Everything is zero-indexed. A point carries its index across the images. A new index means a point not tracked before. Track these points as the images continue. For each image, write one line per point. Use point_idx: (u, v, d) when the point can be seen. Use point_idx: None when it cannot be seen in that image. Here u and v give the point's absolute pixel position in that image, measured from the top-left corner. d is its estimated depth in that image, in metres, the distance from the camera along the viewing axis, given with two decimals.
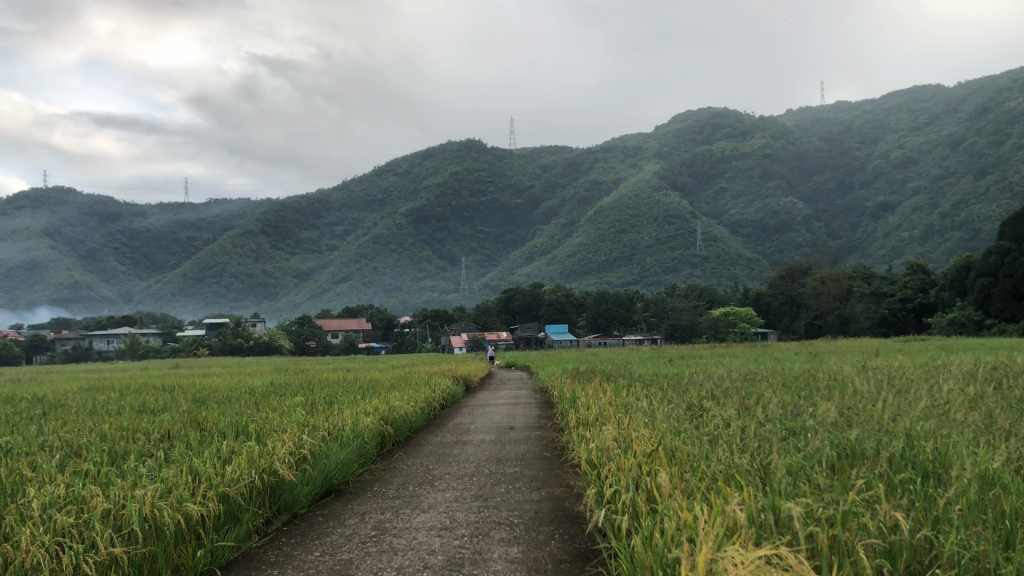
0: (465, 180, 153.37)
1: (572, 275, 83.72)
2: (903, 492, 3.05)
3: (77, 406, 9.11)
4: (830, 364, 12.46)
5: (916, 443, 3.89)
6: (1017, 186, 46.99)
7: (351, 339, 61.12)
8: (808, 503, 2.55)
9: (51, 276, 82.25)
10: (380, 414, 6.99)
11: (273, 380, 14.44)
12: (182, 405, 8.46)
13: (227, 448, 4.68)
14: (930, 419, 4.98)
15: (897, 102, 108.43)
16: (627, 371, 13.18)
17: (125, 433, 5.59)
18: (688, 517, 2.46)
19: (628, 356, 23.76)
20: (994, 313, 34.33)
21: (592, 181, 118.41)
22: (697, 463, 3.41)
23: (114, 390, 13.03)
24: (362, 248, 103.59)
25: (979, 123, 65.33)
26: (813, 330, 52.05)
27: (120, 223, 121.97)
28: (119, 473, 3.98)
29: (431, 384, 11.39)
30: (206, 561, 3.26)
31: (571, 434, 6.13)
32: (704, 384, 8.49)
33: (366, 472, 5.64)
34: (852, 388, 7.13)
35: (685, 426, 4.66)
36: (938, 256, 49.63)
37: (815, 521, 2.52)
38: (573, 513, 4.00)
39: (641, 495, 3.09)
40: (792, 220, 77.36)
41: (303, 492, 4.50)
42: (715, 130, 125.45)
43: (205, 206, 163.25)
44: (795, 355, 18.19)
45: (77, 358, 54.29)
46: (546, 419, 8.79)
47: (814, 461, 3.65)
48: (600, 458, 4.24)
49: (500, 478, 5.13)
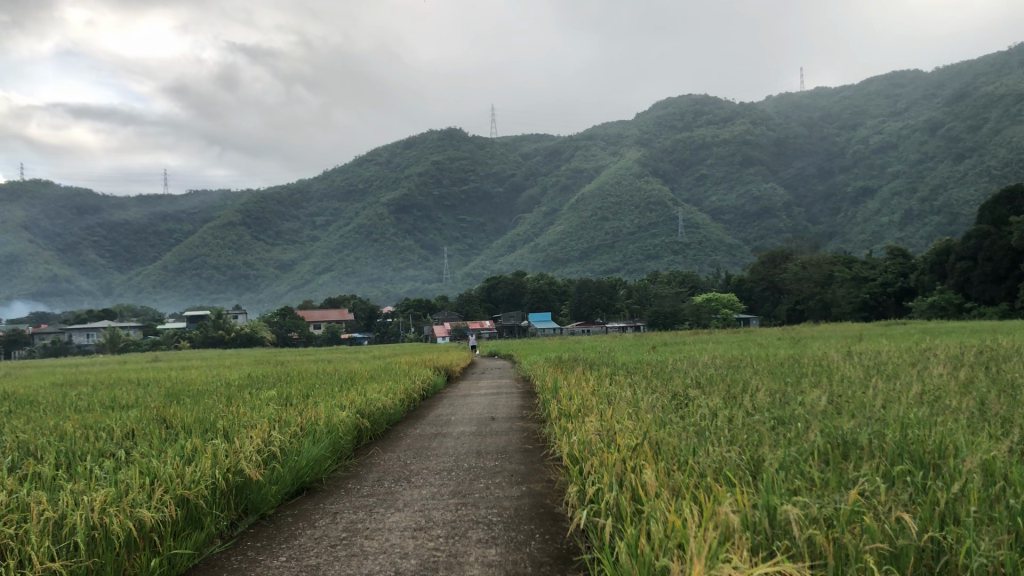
0: (447, 169, 152.95)
1: (553, 263, 83.48)
2: (906, 486, 2.93)
3: (44, 402, 8.86)
4: (817, 350, 12.35)
5: (914, 431, 3.77)
6: (994, 170, 47.45)
7: (334, 330, 60.79)
8: (806, 502, 2.38)
9: (29, 270, 81.37)
10: (356, 409, 6.77)
11: (250, 371, 14.21)
12: (153, 400, 8.18)
13: (189, 446, 4.43)
14: (920, 403, 4.89)
15: (875, 87, 108.75)
16: (611, 358, 13.01)
17: (85, 433, 5.32)
18: (691, 511, 2.36)
19: (612, 342, 23.68)
20: (974, 296, 34.53)
21: (574, 169, 118.27)
22: (682, 459, 3.23)
23: (87, 384, 12.73)
24: (344, 238, 102.94)
25: (957, 107, 65.47)
26: (794, 315, 52.25)
27: (98, 215, 120.57)
28: (72, 479, 3.73)
29: (410, 376, 11.11)
30: (156, 565, 3.04)
31: (553, 424, 5.95)
32: (687, 372, 8.28)
33: (339, 469, 5.43)
34: (837, 375, 6.98)
35: (672, 417, 4.46)
36: (917, 240, 49.96)
37: (816, 523, 2.36)
38: (552, 510, 3.84)
39: (624, 494, 2.89)
40: (773, 206, 77.68)
41: (272, 491, 4.26)
42: (696, 116, 125.16)
43: (186, 198, 161.90)
44: (781, 340, 18.09)
45: (55, 352, 53.69)
46: (528, 409, 8.55)
47: (807, 454, 3.49)
48: (582, 453, 4.04)
49: (480, 472, 4.94)
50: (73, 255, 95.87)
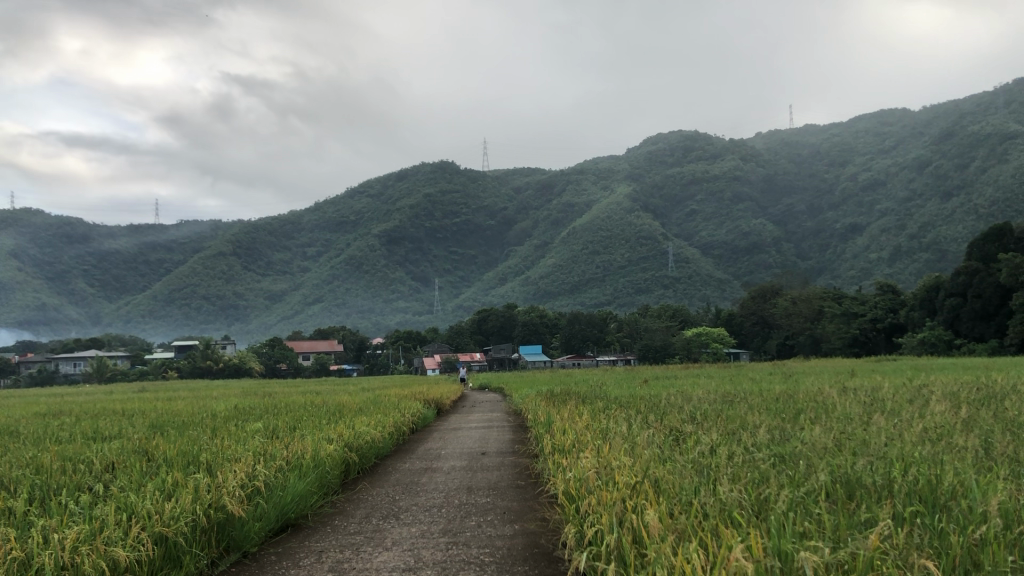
0: (439, 201, 153.26)
1: (545, 296, 83.46)
2: (919, 527, 2.85)
3: (22, 433, 8.65)
4: (811, 385, 12.19)
5: (924, 470, 3.64)
6: (981, 208, 47.92)
7: (323, 362, 60.42)
8: (811, 552, 2.28)
9: (17, 298, 80.80)
10: (344, 442, 6.62)
11: (234, 403, 13.93)
12: (138, 432, 7.99)
13: (171, 481, 4.27)
14: (925, 442, 4.77)
15: (864, 125, 109.76)
16: (603, 392, 12.82)
17: (64, 464, 5.14)
18: (699, 552, 2.29)
19: (603, 376, 23.42)
20: (963, 332, 34.57)
21: (565, 204, 118.70)
22: (683, 499, 3.10)
23: (69, 415, 12.42)
24: (335, 270, 102.86)
25: (944, 145, 66.04)
26: (784, 350, 52.38)
27: (88, 243, 119.98)
28: (45, 512, 3.58)
29: (401, 409, 10.90)
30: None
31: (546, 460, 5.80)
32: (682, 407, 8.11)
33: (326, 504, 5.26)
34: (833, 412, 6.85)
35: (670, 454, 4.35)
36: (906, 276, 50.17)
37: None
38: (547, 550, 3.71)
39: (625, 536, 2.76)
40: (763, 241, 77.97)
41: (255, 529, 4.07)
42: (686, 152, 125.85)
43: (176, 228, 161.43)
44: (773, 376, 17.98)
45: (41, 381, 53.20)
46: (520, 444, 8.40)
47: (813, 495, 3.33)
48: (579, 491, 3.90)
49: (472, 510, 4.79)
50: (62, 283, 95.21)
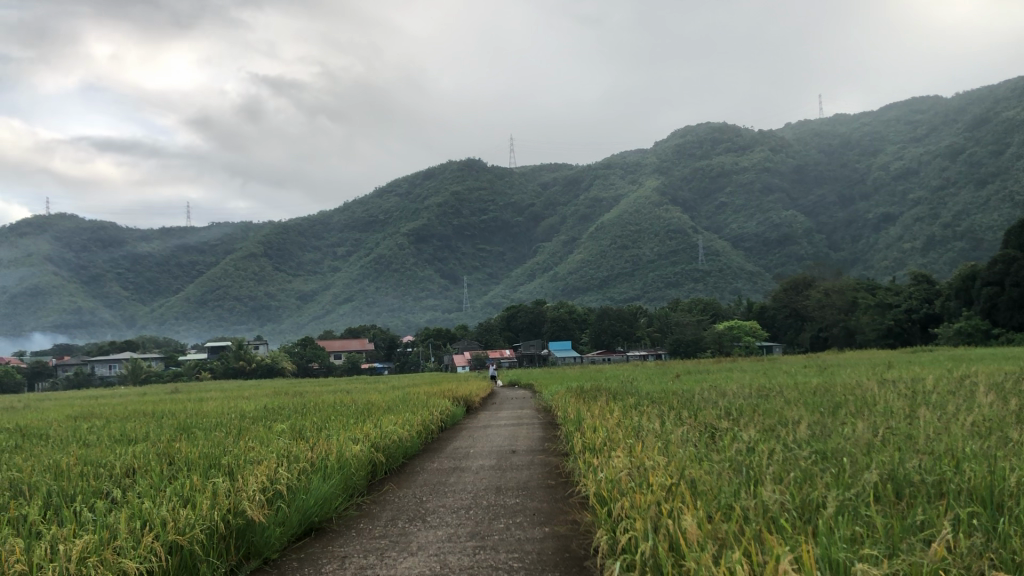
0: (467, 199, 153.09)
1: (574, 292, 83.01)
2: (979, 527, 2.63)
3: (49, 436, 8.63)
4: (848, 378, 11.97)
5: (977, 467, 3.40)
6: (1017, 195, 46.88)
7: (354, 360, 60.51)
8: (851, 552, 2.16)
9: (53, 302, 81.91)
10: (371, 442, 6.48)
11: (260, 403, 13.87)
12: (165, 433, 7.93)
13: (190, 484, 4.14)
14: (975, 437, 4.50)
15: (895, 114, 107.64)
16: (635, 387, 12.63)
17: (87, 468, 5.08)
18: (743, 562, 2.10)
19: (633, 372, 22.96)
20: (1002, 322, 33.80)
21: (592, 200, 117.89)
22: (724, 502, 2.90)
23: (100, 417, 12.36)
24: (364, 270, 103.16)
25: (978, 133, 64.46)
26: (818, 343, 51.62)
27: (121, 247, 121.33)
28: (58, 520, 3.44)
29: (430, 407, 10.75)
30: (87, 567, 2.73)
31: (577, 460, 5.62)
32: (717, 402, 7.90)
33: (352, 507, 5.13)
34: (870, 406, 6.54)
35: (706, 453, 4.12)
36: (940, 266, 49.19)
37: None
38: (579, 554, 3.54)
39: (659, 544, 2.58)
40: (794, 232, 76.92)
41: (276, 534, 3.94)
42: (715, 144, 124.23)
43: (206, 231, 162.34)
44: (806, 368, 17.62)
45: (78, 384, 53.90)
46: (550, 441, 8.22)
47: (861, 496, 3.07)
48: (611, 492, 3.71)
49: (500, 512, 4.62)
50: (96, 285, 96.50)
